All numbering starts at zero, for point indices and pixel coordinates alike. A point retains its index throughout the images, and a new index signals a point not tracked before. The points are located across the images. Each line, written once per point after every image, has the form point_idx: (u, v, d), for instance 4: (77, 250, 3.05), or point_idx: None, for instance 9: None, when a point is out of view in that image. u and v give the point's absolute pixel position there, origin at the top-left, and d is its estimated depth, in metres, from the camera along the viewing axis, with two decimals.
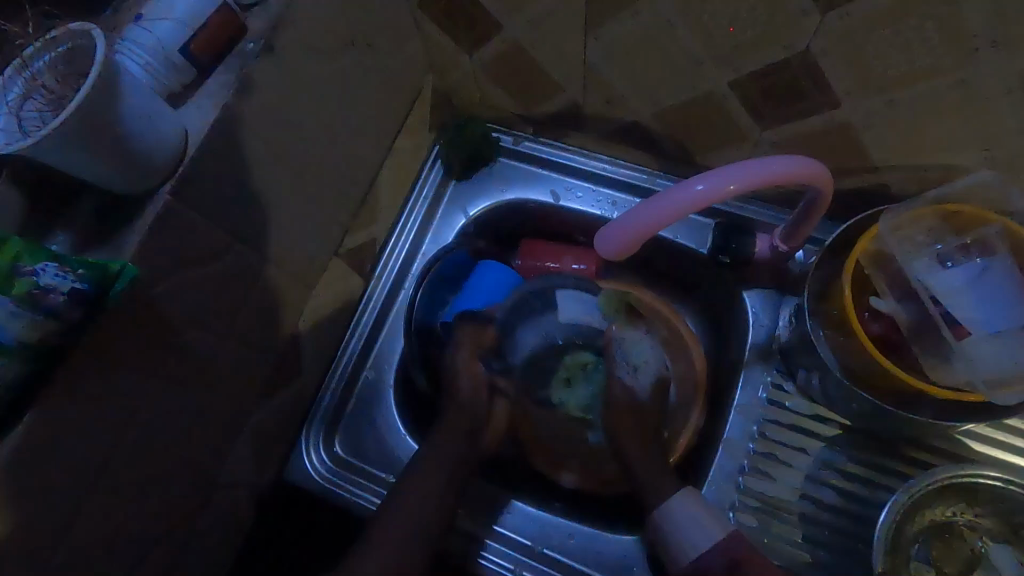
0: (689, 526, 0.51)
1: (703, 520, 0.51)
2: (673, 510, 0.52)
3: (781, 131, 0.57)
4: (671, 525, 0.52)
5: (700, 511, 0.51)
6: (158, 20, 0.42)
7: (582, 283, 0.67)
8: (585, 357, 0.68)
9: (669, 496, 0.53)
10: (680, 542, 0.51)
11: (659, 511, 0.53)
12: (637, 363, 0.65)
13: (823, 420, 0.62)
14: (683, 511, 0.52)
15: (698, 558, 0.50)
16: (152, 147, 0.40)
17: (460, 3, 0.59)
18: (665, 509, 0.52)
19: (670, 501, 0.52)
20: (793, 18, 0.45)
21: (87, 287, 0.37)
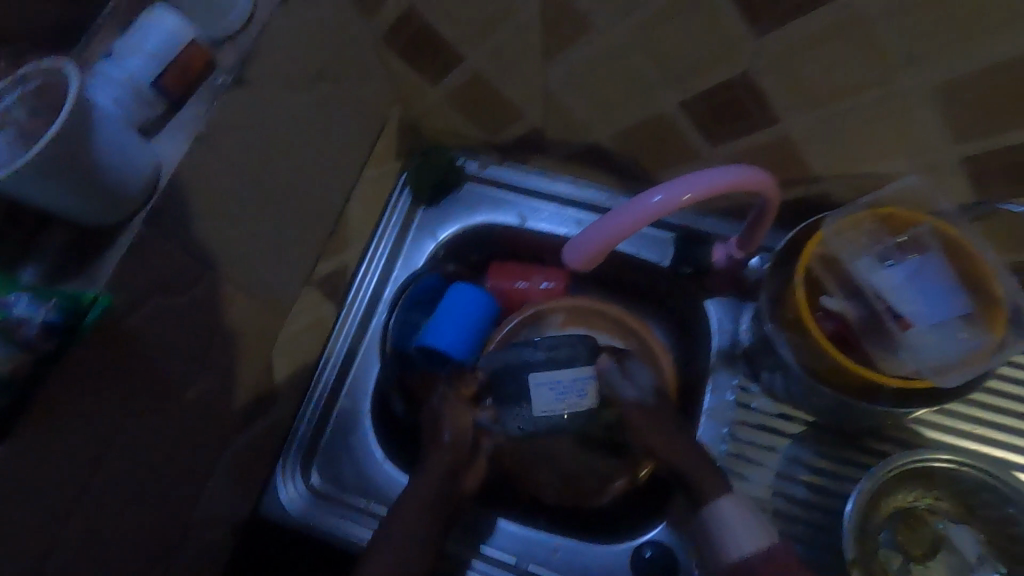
0: (737, 527, 0.52)
1: (751, 526, 0.52)
2: (724, 507, 0.53)
3: (729, 147, 0.61)
4: (719, 523, 0.53)
5: (751, 516, 0.53)
6: (129, 56, 0.43)
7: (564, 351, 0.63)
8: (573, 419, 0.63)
9: (718, 496, 0.55)
10: (726, 540, 0.52)
11: (709, 510, 0.54)
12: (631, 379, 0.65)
13: (789, 417, 0.65)
14: (732, 511, 0.53)
15: (742, 558, 0.51)
16: (123, 177, 0.40)
17: (424, 36, 0.61)
18: (715, 508, 0.54)
19: (722, 500, 0.54)
20: (734, 41, 0.49)
21: (58, 318, 0.36)
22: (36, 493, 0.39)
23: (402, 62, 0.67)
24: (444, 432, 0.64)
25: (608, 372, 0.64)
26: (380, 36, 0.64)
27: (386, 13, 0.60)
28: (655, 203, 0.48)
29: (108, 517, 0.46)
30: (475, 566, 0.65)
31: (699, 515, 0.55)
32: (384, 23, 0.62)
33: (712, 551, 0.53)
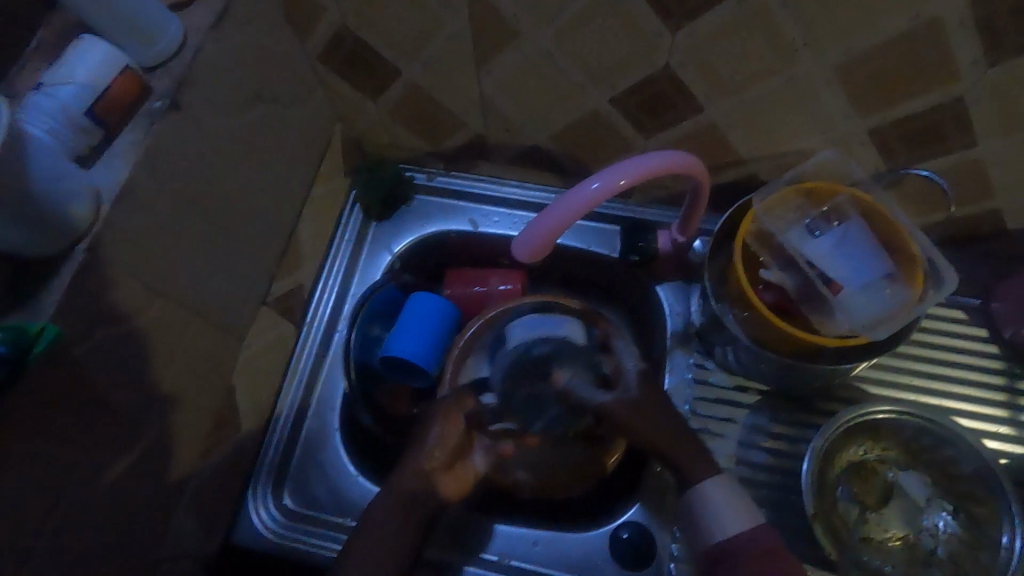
0: (722, 510, 0.51)
1: (736, 507, 0.51)
2: (708, 491, 0.52)
3: (662, 138, 0.64)
4: (704, 507, 0.52)
5: (734, 498, 0.52)
6: (59, 85, 0.42)
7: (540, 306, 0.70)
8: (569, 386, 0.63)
9: (703, 481, 0.53)
10: (710, 524, 0.51)
11: (694, 493, 0.53)
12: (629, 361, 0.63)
13: (745, 388, 0.68)
14: (718, 494, 0.52)
15: (727, 543, 0.50)
16: (64, 204, 0.40)
17: (360, 53, 0.63)
18: (701, 491, 0.52)
19: (707, 483, 0.52)
20: (651, 38, 0.53)
21: (5, 350, 0.36)
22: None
23: (341, 81, 0.68)
24: (432, 433, 0.59)
25: (580, 386, 0.62)
26: (315, 57, 0.65)
27: (319, 33, 0.62)
28: (593, 190, 0.51)
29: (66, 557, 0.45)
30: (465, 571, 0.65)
31: (682, 497, 0.54)
32: (318, 43, 0.63)
33: (697, 535, 0.52)
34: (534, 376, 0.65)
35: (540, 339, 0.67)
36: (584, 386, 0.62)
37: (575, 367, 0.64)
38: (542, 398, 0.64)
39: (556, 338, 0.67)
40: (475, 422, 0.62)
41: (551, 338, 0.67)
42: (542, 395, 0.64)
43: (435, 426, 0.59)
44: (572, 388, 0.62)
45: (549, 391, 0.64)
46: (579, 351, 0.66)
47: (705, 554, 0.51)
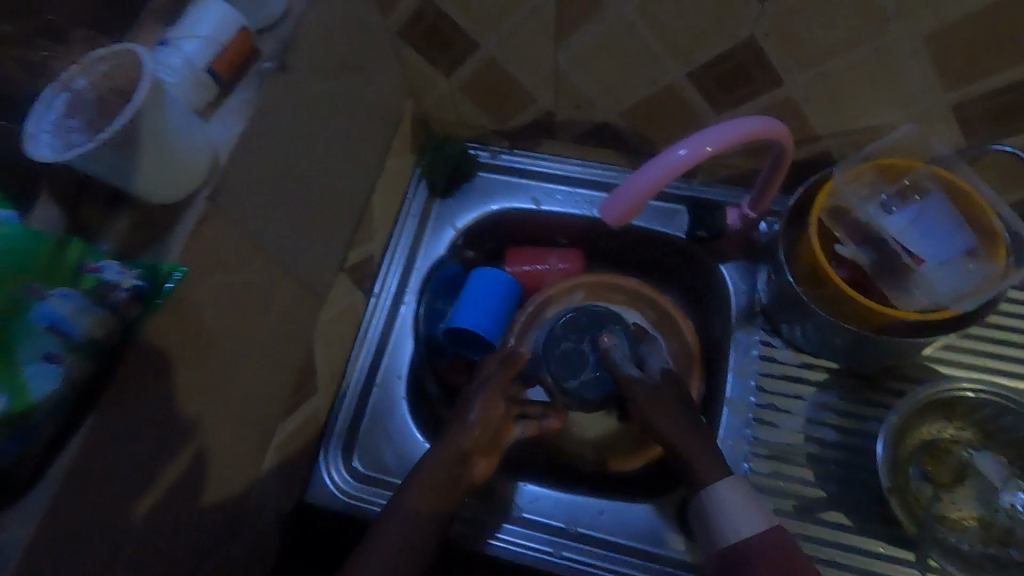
0: (734, 511, 0.51)
1: (749, 509, 0.51)
2: (721, 490, 0.52)
3: (736, 113, 0.65)
4: (717, 506, 0.52)
5: (749, 501, 0.52)
6: (183, 40, 0.44)
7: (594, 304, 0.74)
8: (608, 355, 0.66)
9: (717, 483, 0.53)
10: (722, 524, 0.51)
11: (706, 495, 0.53)
12: (647, 362, 0.65)
13: (812, 366, 0.68)
14: (732, 495, 0.52)
15: (739, 543, 0.50)
16: (188, 155, 0.42)
17: (439, 27, 0.64)
18: (713, 493, 0.52)
19: (720, 483, 0.53)
20: (740, 8, 0.53)
21: (145, 285, 0.37)
22: (111, 469, 0.40)
23: (416, 56, 0.69)
24: (471, 412, 0.61)
25: (616, 354, 0.66)
26: (395, 31, 0.66)
27: (401, 8, 0.63)
28: (680, 156, 0.51)
29: (168, 499, 0.47)
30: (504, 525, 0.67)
31: (694, 499, 0.54)
32: (400, 18, 0.64)
33: (708, 536, 0.52)
34: (573, 346, 0.68)
35: (588, 312, 0.70)
36: (619, 352, 0.66)
37: (618, 342, 0.67)
38: (577, 358, 0.68)
39: (599, 312, 0.70)
40: (508, 407, 0.62)
41: (595, 312, 0.70)
42: (580, 356, 0.68)
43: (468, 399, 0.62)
44: (607, 350, 0.66)
45: (585, 352, 0.68)
46: (620, 329, 0.68)
47: (718, 553, 0.51)
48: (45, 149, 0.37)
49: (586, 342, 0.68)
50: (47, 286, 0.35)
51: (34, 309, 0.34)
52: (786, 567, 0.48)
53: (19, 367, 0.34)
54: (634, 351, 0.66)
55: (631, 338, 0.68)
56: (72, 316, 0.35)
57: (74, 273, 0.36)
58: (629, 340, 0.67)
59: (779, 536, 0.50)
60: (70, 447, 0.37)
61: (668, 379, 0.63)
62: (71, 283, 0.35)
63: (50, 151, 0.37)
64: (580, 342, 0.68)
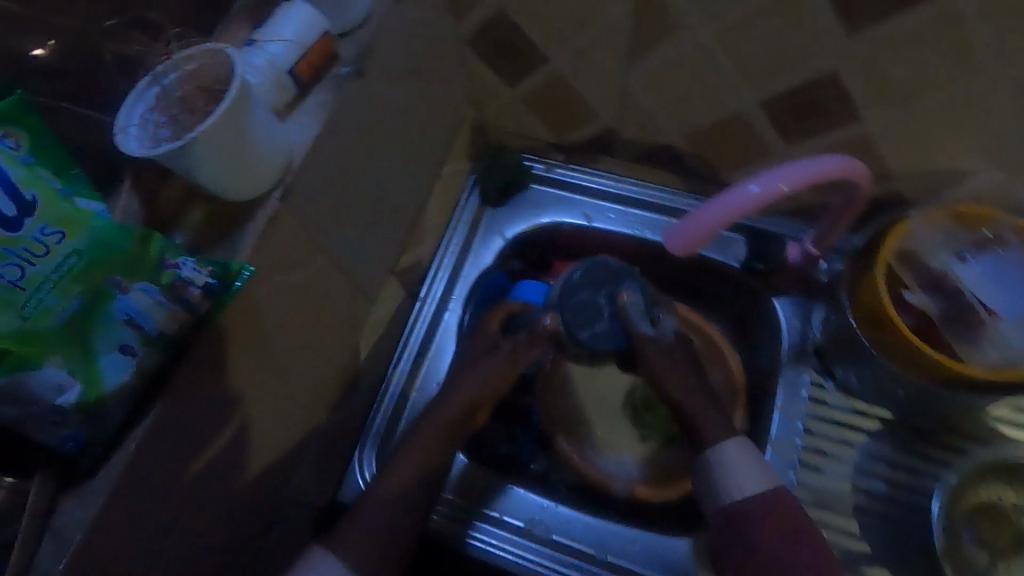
0: (739, 471, 0.50)
1: (755, 469, 0.50)
2: (726, 450, 0.51)
3: (807, 145, 0.63)
4: (722, 465, 0.51)
5: (754, 462, 0.50)
6: (270, 42, 0.44)
7: (605, 261, 0.59)
8: (625, 312, 0.56)
9: (725, 442, 0.52)
10: (727, 483, 0.50)
11: (710, 454, 0.52)
12: (657, 319, 0.59)
13: (865, 413, 0.66)
14: (737, 455, 0.51)
15: (743, 502, 0.49)
16: (265, 156, 0.42)
17: (509, 38, 0.64)
18: (718, 453, 0.51)
19: (727, 443, 0.51)
20: (825, 40, 0.51)
21: (216, 282, 0.38)
22: (168, 455, 0.41)
23: (482, 64, 0.69)
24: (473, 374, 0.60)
25: (633, 310, 0.57)
26: (464, 38, 0.66)
27: (474, 17, 0.63)
28: (752, 193, 0.48)
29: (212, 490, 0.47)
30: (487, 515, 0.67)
31: (698, 458, 0.53)
32: (471, 26, 0.64)
33: (711, 496, 0.51)
34: (589, 295, 0.57)
35: (600, 265, 0.58)
36: (638, 308, 0.57)
37: (637, 298, 0.57)
38: (589, 306, 0.57)
39: (613, 267, 0.59)
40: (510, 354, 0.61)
41: (609, 266, 0.59)
42: (596, 305, 0.57)
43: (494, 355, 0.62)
44: (626, 305, 0.57)
45: (602, 301, 0.57)
46: (637, 285, 0.58)
47: (721, 512, 0.50)
48: (133, 143, 0.37)
49: (603, 291, 0.58)
50: (128, 279, 0.35)
51: (116, 300, 0.35)
52: (786, 528, 0.47)
53: (98, 355, 0.36)
54: (651, 309, 0.58)
55: (648, 291, 0.59)
56: (150, 311, 0.36)
57: (154, 267, 0.36)
58: (647, 299, 0.58)
59: (782, 495, 0.49)
60: (133, 438, 0.38)
61: (678, 343, 0.60)
62: (151, 278, 0.36)
63: (139, 147, 0.37)
64: (597, 290, 0.57)
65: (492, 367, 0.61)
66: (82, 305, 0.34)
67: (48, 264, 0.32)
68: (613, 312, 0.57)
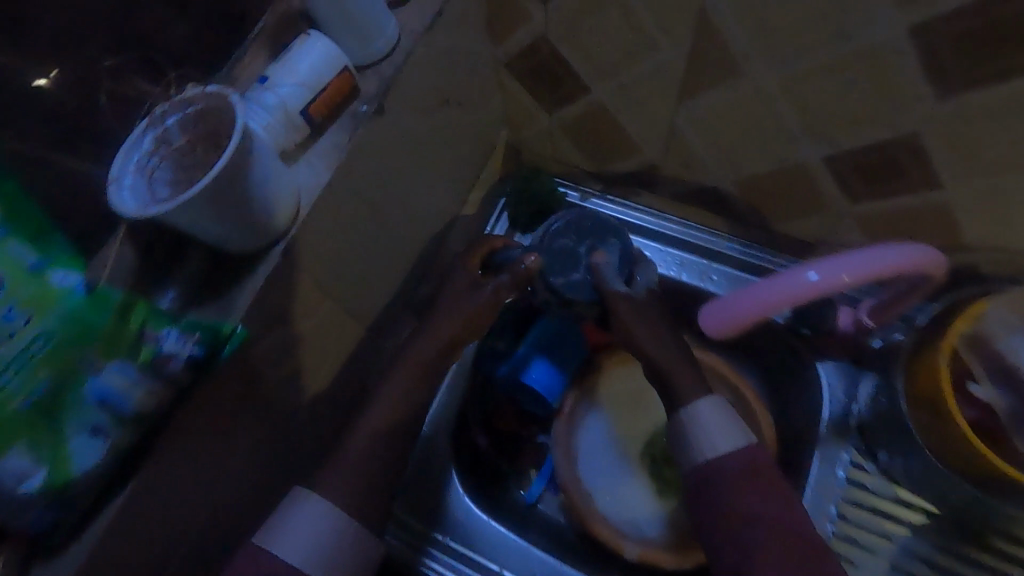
0: (713, 427, 0.47)
1: (730, 425, 0.47)
2: (700, 407, 0.48)
3: (872, 206, 0.56)
4: (695, 422, 0.48)
5: (731, 418, 0.48)
6: (283, 80, 0.41)
7: (584, 216, 0.60)
8: (601, 266, 0.57)
9: (702, 398, 0.49)
10: (700, 438, 0.47)
11: (683, 412, 0.49)
12: (632, 277, 0.58)
13: (908, 505, 0.60)
14: (710, 412, 0.48)
15: (715, 458, 0.46)
16: (269, 210, 0.39)
17: (550, 64, 0.59)
18: (691, 410, 0.48)
19: (701, 401, 0.49)
20: (910, 102, 0.44)
21: (200, 353, 0.37)
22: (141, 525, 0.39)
23: (520, 87, 0.64)
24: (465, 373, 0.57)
25: (609, 268, 0.57)
26: (502, 61, 0.61)
27: (513, 41, 0.58)
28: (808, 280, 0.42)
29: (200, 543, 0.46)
30: (433, 538, 0.66)
31: (672, 419, 0.50)
32: (511, 49, 0.59)
33: (685, 454, 0.48)
34: (567, 245, 0.59)
35: (578, 220, 0.60)
36: (612, 268, 0.57)
37: (614, 256, 0.58)
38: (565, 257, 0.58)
39: (593, 223, 0.59)
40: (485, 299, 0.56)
41: (589, 220, 0.60)
42: (573, 255, 0.58)
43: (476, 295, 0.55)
44: (599, 264, 0.57)
45: (580, 253, 0.58)
46: (617, 241, 0.59)
47: (693, 468, 0.47)
48: (129, 201, 0.34)
49: (582, 244, 0.58)
50: (101, 359, 0.34)
51: (88, 383, 0.34)
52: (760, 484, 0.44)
53: (66, 440, 0.33)
54: (626, 267, 0.58)
55: (626, 250, 0.58)
56: (127, 390, 0.35)
57: (133, 342, 0.36)
58: (626, 255, 0.58)
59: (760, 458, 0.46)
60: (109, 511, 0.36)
61: (653, 301, 0.57)
62: (129, 356, 0.35)
63: (136, 207, 0.34)
64: (576, 242, 0.59)
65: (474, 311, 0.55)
66: (52, 386, 0.32)
67: (10, 347, 0.30)
68: (586, 267, 0.58)
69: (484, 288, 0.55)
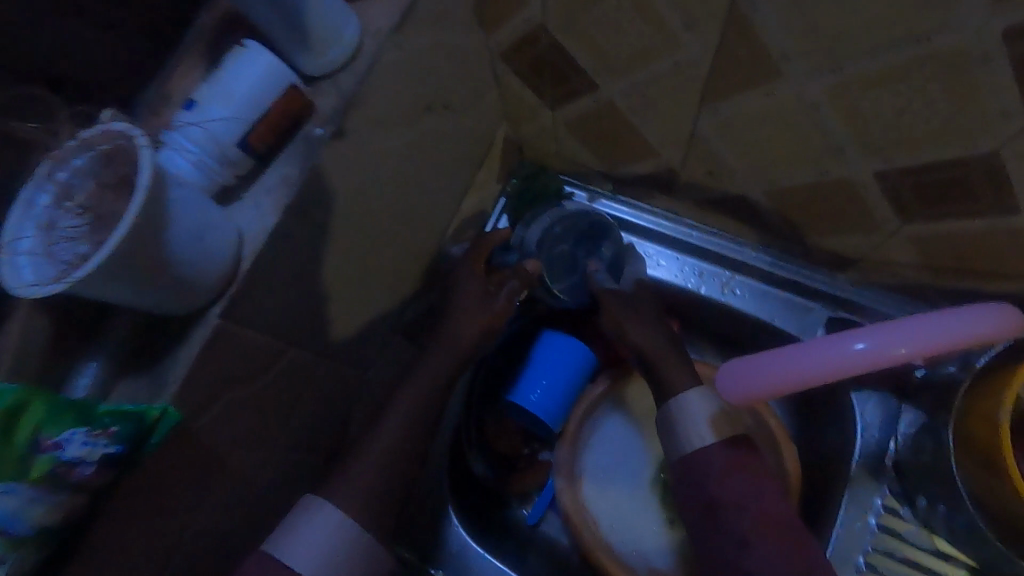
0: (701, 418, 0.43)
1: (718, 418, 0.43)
2: (691, 399, 0.44)
3: (930, 228, 0.47)
4: (684, 415, 0.44)
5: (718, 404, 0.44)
6: (212, 109, 0.34)
7: (576, 213, 0.61)
8: (592, 269, 0.58)
9: (692, 386, 0.46)
10: (688, 431, 0.43)
11: (675, 402, 0.45)
12: (620, 273, 0.59)
13: (947, 557, 0.54)
14: (699, 403, 0.44)
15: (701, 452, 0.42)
16: (199, 270, 0.33)
17: (549, 57, 0.50)
18: (682, 400, 0.44)
19: (692, 392, 0.44)
20: (992, 118, 0.35)
21: (119, 449, 0.30)
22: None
23: (518, 81, 0.56)
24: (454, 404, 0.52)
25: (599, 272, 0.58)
26: (495, 52, 0.53)
27: (508, 30, 0.49)
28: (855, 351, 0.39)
29: None
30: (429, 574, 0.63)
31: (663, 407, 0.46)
32: (504, 40, 0.51)
33: (671, 446, 0.44)
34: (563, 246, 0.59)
35: (570, 217, 0.60)
36: (601, 270, 0.58)
37: (604, 259, 0.59)
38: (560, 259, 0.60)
39: (585, 222, 0.60)
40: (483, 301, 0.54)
41: (581, 218, 0.60)
42: (570, 260, 0.59)
43: (491, 303, 0.54)
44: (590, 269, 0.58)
45: (574, 257, 0.59)
46: (608, 240, 0.60)
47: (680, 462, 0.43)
48: (26, 274, 0.29)
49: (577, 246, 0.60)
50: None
51: None
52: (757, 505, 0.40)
53: None
54: (616, 266, 0.59)
55: (617, 252, 0.60)
56: (19, 510, 0.28)
57: (23, 457, 0.27)
58: (617, 254, 0.59)
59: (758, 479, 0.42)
60: None
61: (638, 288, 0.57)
62: (17, 475, 0.27)
63: (32, 281, 0.28)
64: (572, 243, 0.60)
65: (488, 316, 0.53)
66: None
67: None
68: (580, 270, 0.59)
69: (499, 294, 0.54)
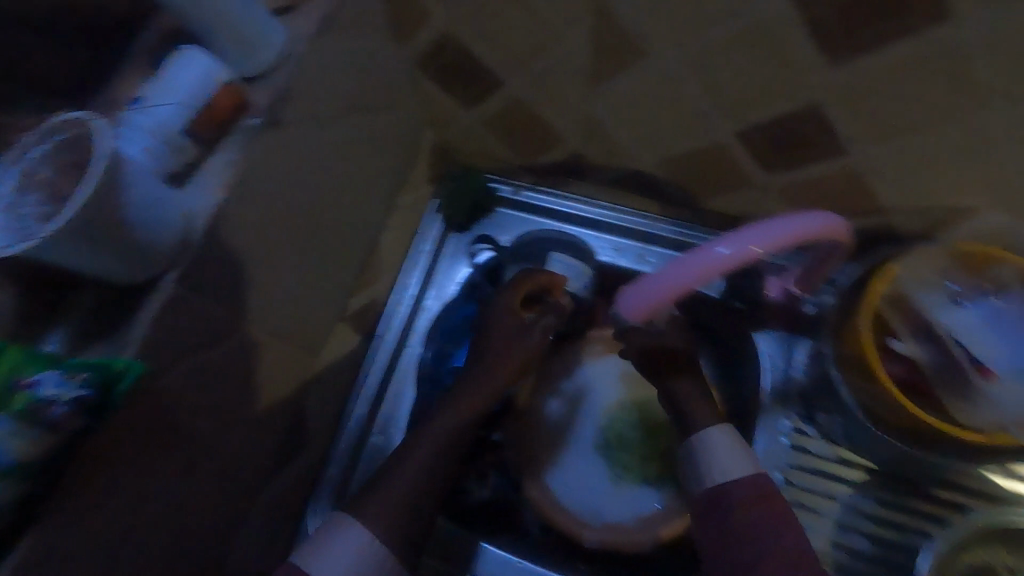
0: (723, 453, 0.46)
1: (741, 455, 0.46)
2: (713, 436, 0.48)
3: (788, 177, 0.57)
4: (707, 452, 0.47)
5: (744, 446, 0.47)
6: (160, 103, 0.40)
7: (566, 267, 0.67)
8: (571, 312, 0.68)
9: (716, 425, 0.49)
10: (710, 467, 0.46)
11: (697, 439, 0.48)
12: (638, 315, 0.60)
13: (849, 463, 0.62)
14: (722, 440, 0.47)
15: (723, 483, 0.45)
16: (158, 235, 0.37)
17: (459, 60, 0.58)
18: (704, 437, 0.48)
19: (714, 430, 0.48)
20: (805, 70, 0.45)
21: (91, 393, 0.34)
22: None
23: (436, 86, 0.63)
24: None
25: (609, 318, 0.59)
26: (413, 60, 0.60)
27: (421, 38, 0.57)
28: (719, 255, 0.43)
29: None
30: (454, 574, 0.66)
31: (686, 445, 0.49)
32: (419, 49, 0.58)
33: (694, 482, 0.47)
34: None
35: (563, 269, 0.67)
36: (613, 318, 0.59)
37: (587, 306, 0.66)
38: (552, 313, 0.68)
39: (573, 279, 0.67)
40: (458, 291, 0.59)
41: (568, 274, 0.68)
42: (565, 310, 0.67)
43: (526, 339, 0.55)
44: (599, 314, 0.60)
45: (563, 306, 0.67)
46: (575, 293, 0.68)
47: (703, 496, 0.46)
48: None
49: None
50: None
51: None
52: None
53: None
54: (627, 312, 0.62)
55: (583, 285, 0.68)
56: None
57: (4, 392, 0.32)
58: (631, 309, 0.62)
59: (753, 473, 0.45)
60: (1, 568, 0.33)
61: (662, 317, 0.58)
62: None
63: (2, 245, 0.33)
64: None
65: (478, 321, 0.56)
66: None
67: None
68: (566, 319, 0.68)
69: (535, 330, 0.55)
